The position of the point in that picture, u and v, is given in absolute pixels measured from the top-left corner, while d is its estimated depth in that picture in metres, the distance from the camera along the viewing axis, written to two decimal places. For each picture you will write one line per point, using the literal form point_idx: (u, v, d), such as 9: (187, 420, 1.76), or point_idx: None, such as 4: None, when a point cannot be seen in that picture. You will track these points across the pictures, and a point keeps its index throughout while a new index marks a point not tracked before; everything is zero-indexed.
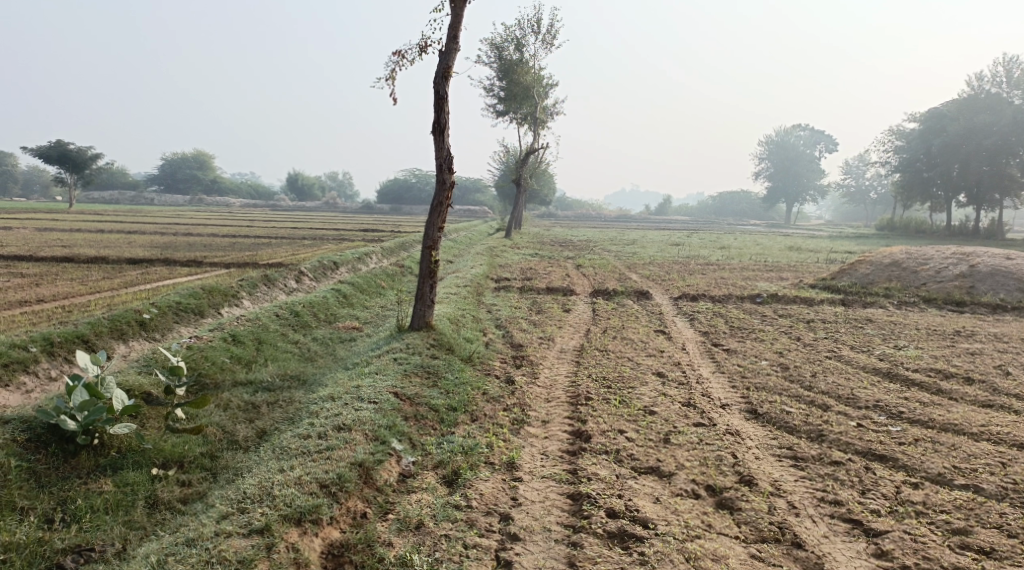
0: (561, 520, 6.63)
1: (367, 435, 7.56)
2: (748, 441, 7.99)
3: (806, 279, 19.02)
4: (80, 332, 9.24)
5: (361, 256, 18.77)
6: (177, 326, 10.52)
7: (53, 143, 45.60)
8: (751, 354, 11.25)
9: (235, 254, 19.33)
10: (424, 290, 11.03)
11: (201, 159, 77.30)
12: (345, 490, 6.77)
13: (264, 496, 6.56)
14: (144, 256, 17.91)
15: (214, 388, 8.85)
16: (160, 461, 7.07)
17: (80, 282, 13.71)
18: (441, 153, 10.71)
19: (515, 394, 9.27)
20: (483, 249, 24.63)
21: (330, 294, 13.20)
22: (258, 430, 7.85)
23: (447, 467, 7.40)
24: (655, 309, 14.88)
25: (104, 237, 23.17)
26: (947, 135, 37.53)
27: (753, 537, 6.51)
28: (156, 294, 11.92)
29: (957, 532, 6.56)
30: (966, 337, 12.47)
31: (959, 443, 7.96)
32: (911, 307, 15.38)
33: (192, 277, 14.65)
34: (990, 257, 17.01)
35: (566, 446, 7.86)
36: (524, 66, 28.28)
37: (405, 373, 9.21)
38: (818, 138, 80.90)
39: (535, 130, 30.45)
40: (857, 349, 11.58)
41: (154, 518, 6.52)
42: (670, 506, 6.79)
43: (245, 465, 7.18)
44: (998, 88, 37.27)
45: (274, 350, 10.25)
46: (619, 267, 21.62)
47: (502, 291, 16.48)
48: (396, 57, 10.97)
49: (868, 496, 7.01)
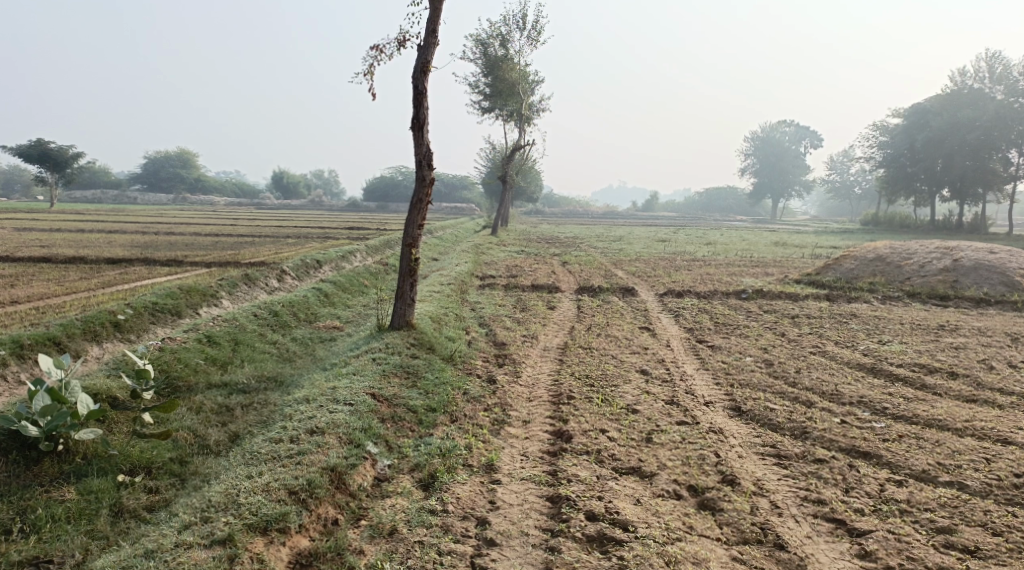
0: (539, 524, 6.48)
1: (340, 438, 7.39)
2: (731, 439, 7.87)
3: (791, 274, 18.98)
4: (51, 335, 8.98)
5: (345, 254, 18.53)
6: (153, 327, 10.28)
7: (32, 142, 44.82)
8: (735, 350, 11.14)
9: (217, 254, 19.03)
10: (404, 288, 10.83)
11: (184, 158, 76.56)
12: (315, 496, 6.59)
13: (229, 504, 6.37)
14: (124, 256, 17.57)
15: (187, 390, 8.62)
16: (126, 467, 6.87)
17: (57, 282, 13.42)
18: (420, 149, 10.52)
19: (496, 393, 9.10)
20: (468, 246, 24.47)
21: (311, 293, 12.96)
22: (231, 434, 7.64)
23: (424, 470, 7.22)
24: (639, 306, 14.76)
25: (83, 236, 22.82)
26: (930, 131, 37.71)
27: (735, 538, 6.38)
28: (133, 294, 11.67)
29: (943, 530, 6.45)
30: (950, 332, 12.42)
31: (944, 439, 7.88)
32: (895, 302, 15.34)
33: (171, 277, 14.37)
34: (974, 251, 17.00)
35: (546, 446, 7.70)
36: (509, 63, 28.03)
37: (383, 374, 9.02)
38: (802, 134, 81.24)
39: (520, 127, 30.25)
40: (841, 345, 11.50)
41: (118, 527, 6.30)
42: (651, 508, 6.64)
43: (214, 470, 6.97)
44: (980, 83, 37.45)
45: (251, 351, 10.03)
46: (604, 263, 21.50)
47: (486, 289, 16.30)
48: (374, 52, 10.72)
49: (851, 494, 6.90)
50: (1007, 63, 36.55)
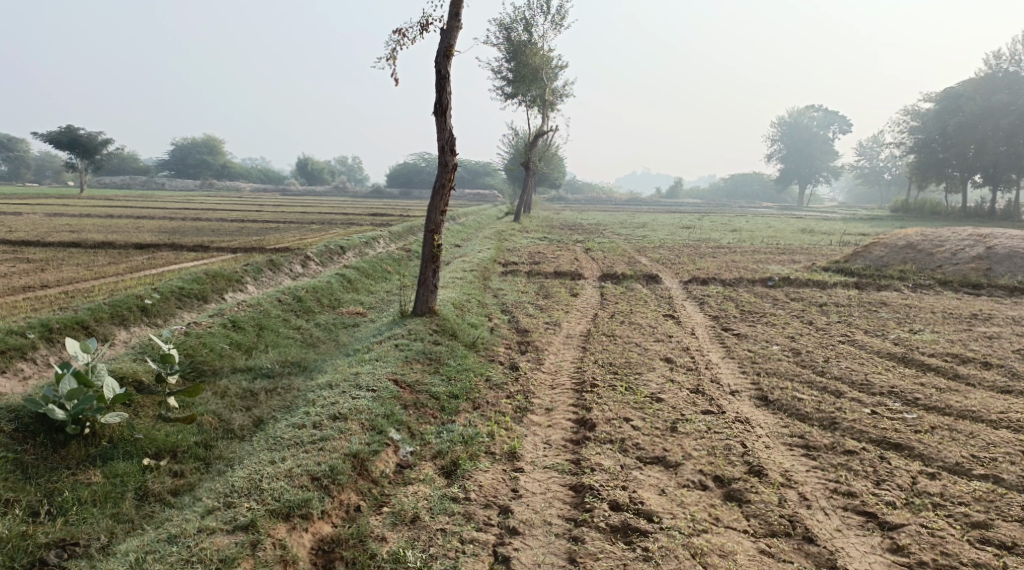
0: (562, 513, 6.41)
1: (363, 424, 7.37)
2: (758, 429, 7.75)
3: (818, 262, 18.68)
4: (79, 318, 9.06)
5: (369, 240, 18.53)
6: (179, 312, 10.33)
7: (62, 128, 45.38)
8: (761, 338, 10.97)
9: (243, 239, 19.14)
10: (427, 275, 10.75)
11: (211, 145, 77.12)
12: (337, 482, 6.57)
13: (252, 489, 6.38)
14: (152, 242, 17.71)
15: (212, 374, 8.64)
16: (151, 451, 6.91)
17: (86, 267, 13.55)
18: (443, 134, 10.43)
19: (519, 380, 9.05)
20: (492, 233, 24.40)
21: (334, 279, 12.95)
22: (254, 419, 7.65)
23: (446, 457, 7.19)
24: (664, 293, 14.60)
25: (112, 222, 23.08)
26: (963, 115, 36.86)
27: (763, 530, 6.26)
28: (160, 279, 11.76)
29: (978, 525, 6.29)
30: (983, 321, 12.14)
31: (978, 431, 7.68)
32: (926, 291, 15.04)
33: (197, 263, 14.40)
34: (1008, 238, 16.60)
35: (569, 435, 7.63)
36: (533, 47, 27.80)
37: (406, 360, 8.99)
38: (831, 119, 80.09)
39: (544, 113, 30.04)
40: (870, 334, 11.28)
41: (143, 511, 6.35)
42: (677, 499, 6.55)
43: (238, 455, 6.98)
44: (1016, 66, 36.56)
45: (275, 336, 10.05)
46: (628, 250, 21.32)
47: (509, 276, 16.21)
48: (397, 36, 10.67)
49: (882, 487, 6.75)
50: None
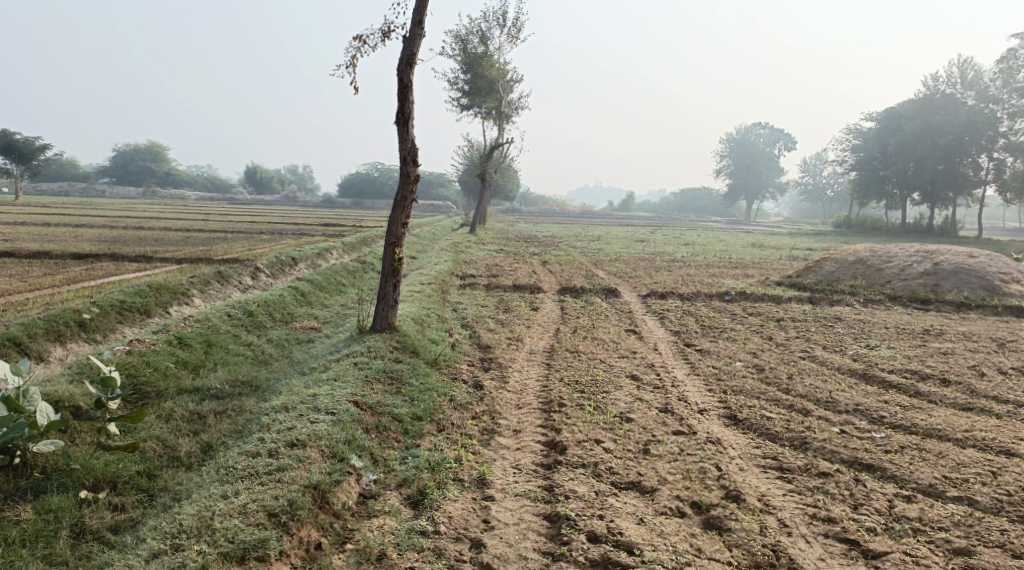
0: (538, 547, 6.09)
1: (323, 451, 6.94)
2: (731, 450, 7.54)
3: (771, 276, 18.80)
4: (12, 334, 8.39)
5: (321, 251, 17.98)
6: (120, 327, 9.70)
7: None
8: (724, 354, 10.83)
9: (188, 249, 18.41)
10: (387, 289, 10.33)
11: (155, 151, 75.01)
12: (297, 518, 6.15)
13: (202, 529, 5.93)
14: (91, 251, 16.86)
15: (156, 397, 8.08)
16: (89, 483, 6.36)
17: (19, 278, 12.74)
18: (404, 144, 10.06)
19: (483, 400, 8.68)
20: (447, 245, 24.03)
21: (287, 292, 12.44)
22: (203, 445, 7.12)
23: (412, 486, 6.79)
24: (623, 307, 14.42)
25: (47, 229, 22.01)
26: (903, 135, 37.89)
27: (746, 562, 6.04)
28: (99, 291, 11.11)
29: (960, 552, 6.17)
30: (936, 337, 12.24)
31: (947, 451, 7.61)
32: (877, 306, 15.20)
33: (139, 274, 13.68)
34: (954, 255, 16.90)
35: (539, 458, 7.31)
36: (489, 59, 27.60)
37: (365, 380, 8.55)
38: (777, 136, 82.16)
39: (499, 125, 29.82)
40: (829, 349, 11.26)
41: (79, 552, 5.82)
42: (656, 528, 6.28)
43: (186, 487, 6.47)
44: (952, 88, 37.78)
45: (224, 354, 9.50)
46: (584, 263, 21.18)
47: (467, 289, 15.86)
48: (357, 43, 10.24)
49: (861, 511, 6.60)
50: (978, 69, 36.90)
